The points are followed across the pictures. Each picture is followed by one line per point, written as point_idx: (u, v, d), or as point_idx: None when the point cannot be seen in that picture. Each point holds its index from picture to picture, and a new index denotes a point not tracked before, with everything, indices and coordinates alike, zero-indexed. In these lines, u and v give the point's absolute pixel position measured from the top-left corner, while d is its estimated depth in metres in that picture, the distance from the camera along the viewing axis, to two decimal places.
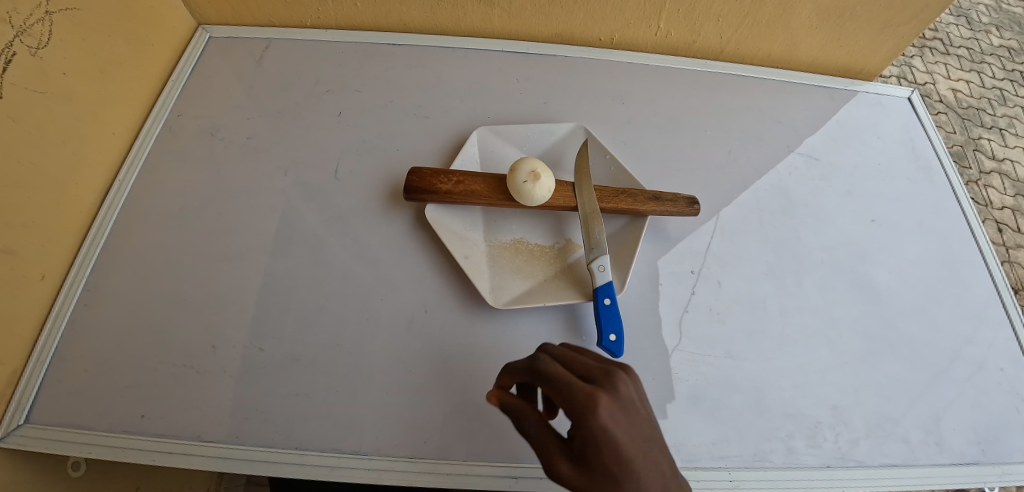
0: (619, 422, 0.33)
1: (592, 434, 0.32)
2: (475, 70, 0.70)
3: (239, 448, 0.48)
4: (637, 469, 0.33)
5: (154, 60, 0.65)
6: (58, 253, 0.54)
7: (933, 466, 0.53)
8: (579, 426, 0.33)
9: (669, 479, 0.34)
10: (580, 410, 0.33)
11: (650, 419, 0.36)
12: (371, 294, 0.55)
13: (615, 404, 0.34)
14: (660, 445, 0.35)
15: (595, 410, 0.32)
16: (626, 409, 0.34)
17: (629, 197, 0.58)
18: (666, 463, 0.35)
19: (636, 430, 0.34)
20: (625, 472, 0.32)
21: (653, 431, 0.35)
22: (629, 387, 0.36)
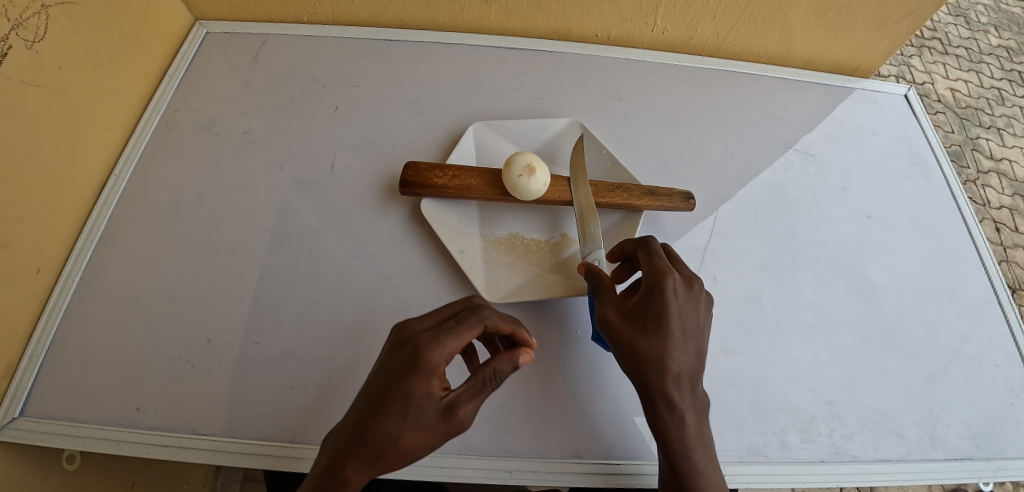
0: (680, 298, 0.47)
1: (654, 294, 0.46)
2: (472, 65, 0.70)
3: (233, 441, 0.48)
4: (668, 333, 0.46)
5: (151, 55, 0.66)
6: (53, 246, 0.54)
7: (927, 461, 0.53)
8: (649, 287, 0.47)
9: (687, 357, 0.46)
10: (652, 276, 0.47)
11: (700, 318, 0.48)
12: (366, 288, 0.55)
13: (686, 287, 0.48)
14: (696, 338, 0.47)
15: (668, 279, 0.46)
16: (690, 299, 0.48)
17: (624, 192, 0.58)
18: (690, 345, 0.47)
19: (684, 306, 0.47)
20: (659, 329, 0.46)
21: (697, 325, 0.47)
22: (700, 292, 0.49)
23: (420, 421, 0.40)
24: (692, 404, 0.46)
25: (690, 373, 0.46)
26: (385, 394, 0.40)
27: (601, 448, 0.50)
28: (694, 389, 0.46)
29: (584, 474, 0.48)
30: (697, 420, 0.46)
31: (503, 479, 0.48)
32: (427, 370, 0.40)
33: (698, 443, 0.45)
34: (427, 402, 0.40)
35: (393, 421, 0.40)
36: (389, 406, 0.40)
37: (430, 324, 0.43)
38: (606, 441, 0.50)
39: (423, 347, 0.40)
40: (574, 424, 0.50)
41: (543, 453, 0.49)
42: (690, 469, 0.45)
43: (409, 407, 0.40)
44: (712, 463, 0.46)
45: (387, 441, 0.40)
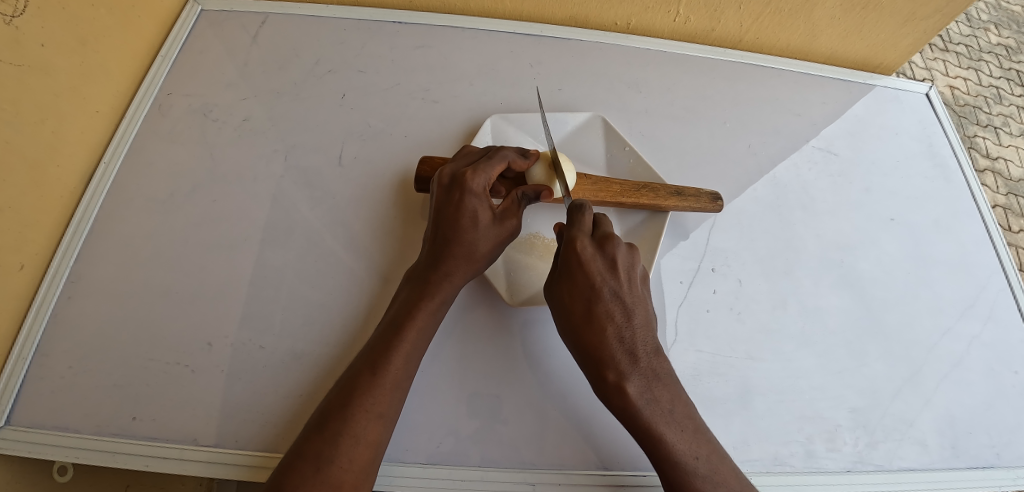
0: (591, 264, 0.46)
1: (566, 269, 0.47)
2: (487, 52, 0.67)
3: (238, 453, 0.45)
4: (587, 307, 0.46)
5: (142, 34, 0.61)
6: (38, 240, 0.50)
7: (949, 470, 0.52)
8: (561, 265, 0.47)
9: (614, 325, 0.45)
10: (564, 249, 0.47)
11: (622, 282, 0.46)
12: (376, 289, 0.52)
13: (597, 250, 0.46)
14: (620, 304, 0.46)
15: (573, 250, 0.46)
16: (604, 262, 0.46)
17: (650, 192, 0.55)
18: (615, 314, 0.46)
19: (595, 269, 0.46)
20: (578, 306, 0.46)
21: (618, 291, 0.46)
22: (617, 249, 0.47)
23: (491, 226, 0.48)
24: (637, 376, 0.44)
25: (626, 343, 0.45)
26: (453, 217, 0.48)
27: (624, 459, 0.48)
28: (636, 359, 0.45)
29: (608, 486, 0.46)
30: (650, 390, 0.44)
31: None
32: (477, 192, 0.48)
33: (657, 415, 0.44)
34: (488, 214, 0.48)
35: (468, 231, 0.47)
36: (464, 223, 0.48)
37: (462, 165, 0.51)
38: (631, 451, 0.48)
39: (469, 177, 0.49)
40: (597, 435, 0.48)
41: (566, 465, 0.47)
42: (659, 447, 0.43)
43: (474, 220, 0.48)
44: (686, 435, 0.43)
45: (468, 248, 0.47)
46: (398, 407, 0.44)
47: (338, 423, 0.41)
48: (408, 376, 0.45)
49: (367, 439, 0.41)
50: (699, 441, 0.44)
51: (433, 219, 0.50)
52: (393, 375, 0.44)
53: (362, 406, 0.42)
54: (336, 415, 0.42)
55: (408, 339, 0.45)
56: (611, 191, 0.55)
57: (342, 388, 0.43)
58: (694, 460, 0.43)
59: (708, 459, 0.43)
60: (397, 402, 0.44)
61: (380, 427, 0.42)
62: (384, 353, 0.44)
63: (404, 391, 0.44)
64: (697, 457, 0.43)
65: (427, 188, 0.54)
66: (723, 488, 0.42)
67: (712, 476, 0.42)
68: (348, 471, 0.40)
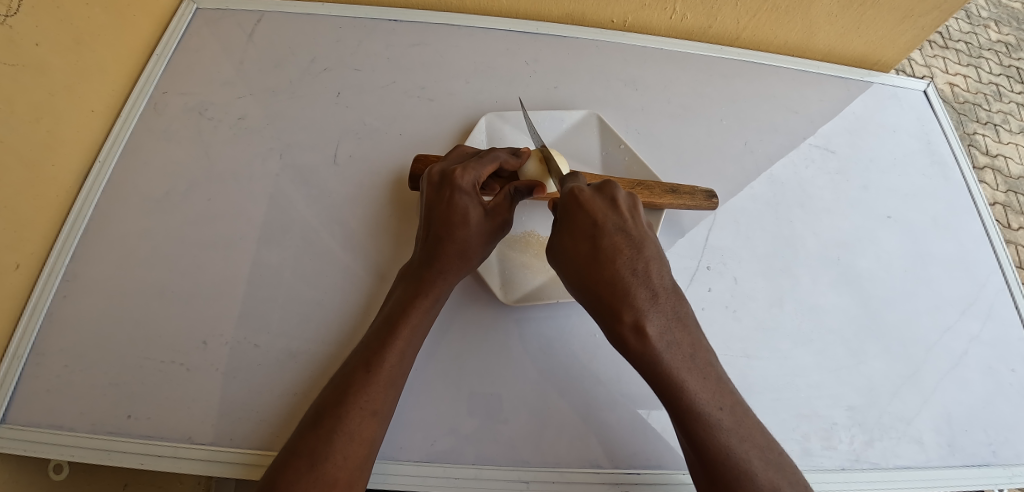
0: (592, 204, 0.46)
1: (566, 214, 0.46)
2: (482, 50, 0.66)
3: (233, 451, 0.45)
4: (596, 245, 0.45)
5: (137, 32, 0.61)
6: (33, 239, 0.50)
7: (946, 468, 0.52)
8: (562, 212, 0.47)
9: (627, 259, 0.44)
10: (568, 191, 0.47)
11: (627, 218, 0.46)
12: (371, 287, 0.52)
13: (595, 193, 0.47)
14: (628, 238, 0.46)
15: (572, 193, 0.46)
16: (606, 202, 0.47)
17: (645, 189, 0.55)
18: (625, 249, 0.45)
19: (598, 208, 0.46)
20: (588, 245, 0.45)
21: (626, 226, 0.46)
22: (616, 191, 0.48)
23: (482, 223, 0.48)
24: (655, 311, 0.43)
25: (642, 279, 0.44)
26: (444, 215, 0.48)
27: (620, 457, 0.48)
28: (654, 296, 0.44)
29: (603, 484, 0.46)
30: (668, 330, 0.43)
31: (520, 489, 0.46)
32: (467, 190, 0.48)
33: (678, 357, 0.42)
34: (479, 211, 0.48)
35: (459, 228, 0.47)
36: (455, 221, 0.47)
37: (451, 164, 0.51)
38: (626, 448, 0.48)
39: (458, 175, 0.48)
40: (592, 433, 0.48)
41: (561, 463, 0.47)
42: (682, 391, 0.42)
43: (465, 217, 0.48)
44: (705, 376, 0.43)
45: (460, 245, 0.47)
46: (392, 404, 0.44)
47: (332, 421, 0.41)
48: (402, 374, 0.45)
49: (361, 437, 0.42)
50: (721, 391, 0.43)
51: (425, 218, 0.50)
52: (387, 373, 0.44)
53: (356, 403, 0.42)
54: (331, 413, 0.42)
55: (402, 336, 0.45)
56: None
57: (336, 386, 0.43)
58: (718, 409, 0.42)
59: (732, 411, 0.42)
60: (392, 400, 0.44)
61: (374, 425, 0.42)
62: (378, 351, 0.44)
63: (398, 388, 0.44)
64: (721, 407, 0.42)
65: (419, 188, 0.54)
66: (748, 439, 0.41)
67: (736, 431, 0.41)
68: (343, 469, 0.40)
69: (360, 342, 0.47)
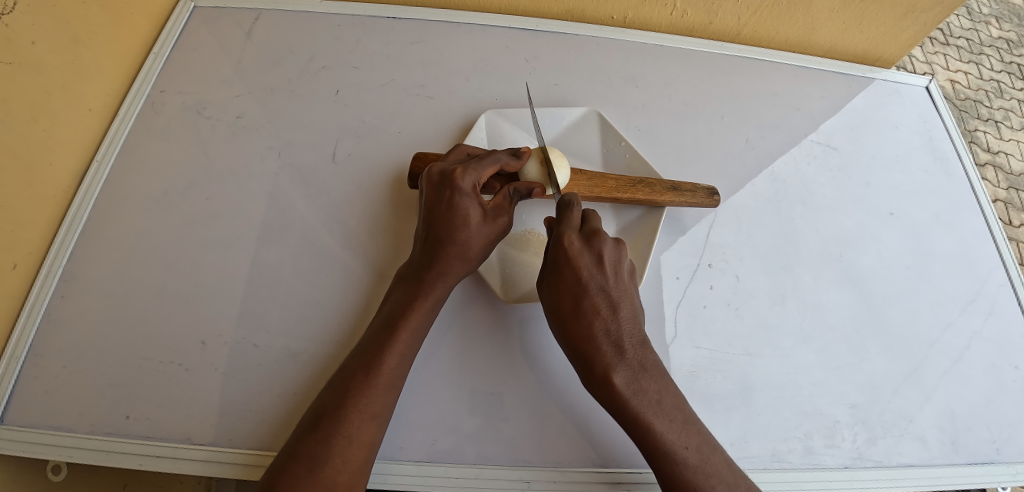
0: (578, 260, 0.47)
1: (553, 265, 0.48)
2: (482, 47, 0.66)
3: (232, 452, 0.45)
4: (576, 301, 0.46)
5: (134, 31, 0.60)
6: (31, 240, 0.50)
7: (949, 466, 0.52)
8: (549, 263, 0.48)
9: (601, 319, 0.46)
10: (552, 245, 0.48)
11: (608, 276, 0.47)
12: (371, 287, 0.52)
13: (584, 246, 0.47)
14: (607, 296, 0.47)
15: (561, 245, 0.47)
16: (591, 258, 0.47)
17: (645, 187, 0.55)
18: (601, 308, 0.46)
19: (581, 264, 0.47)
20: (565, 302, 0.47)
21: (604, 285, 0.47)
22: (604, 244, 0.48)
23: (482, 225, 0.48)
24: (624, 366, 0.45)
25: (612, 336, 0.46)
26: (445, 217, 0.47)
27: (620, 456, 0.47)
28: (622, 350, 0.45)
29: (604, 484, 0.46)
30: (637, 381, 0.45)
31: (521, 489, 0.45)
32: (467, 191, 0.48)
33: (645, 405, 0.44)
34: (479, 213, 0.48)
35: (459, 232, 0.47)
36: (456, 223, 0.47)
37: (451, 164, 0.50)
38: (627, 447, 0.48)
39: (459, 175, 0.48)
40: (594, 432, 0.48)
41: (562, 462, 0.46)
42: (649, 437, 0.44)
43: (465, 220, 0.47)
44: (674, 421, 0.44)
45: (460, 249, 0.47)
46: (392, 406, 0.44)
47: (331, 423, 0.41)
48: (402, 376, 0.44)
49: (361, 439, 0.41)
50: (688, 432, 0.44)
51: (425, 218, 0.49)
52: (386, 376, 0.43)
53: (355, 406, 0.42)
54: (330, 416, 0.42)
55: (401, 339, 0.45)
56: (606, 187, 0.55)
57: (335, 388, 0.43)
58: (683, 449, 0.43)
59: (698, 449, 0.43)
60: (391, 402, 0.44)
61: (374, 427, 0.42)
62: (377, 353, 0.44)
63: (398, 390, 0.44)
64: (686, 447, 0.43)
65: (417, 188, 0.53)
66: (714, 478, 0.43)
67: (702, 469, 0.43)
68: (342, 471, 0.40)
69: (360, 342, 0.47)
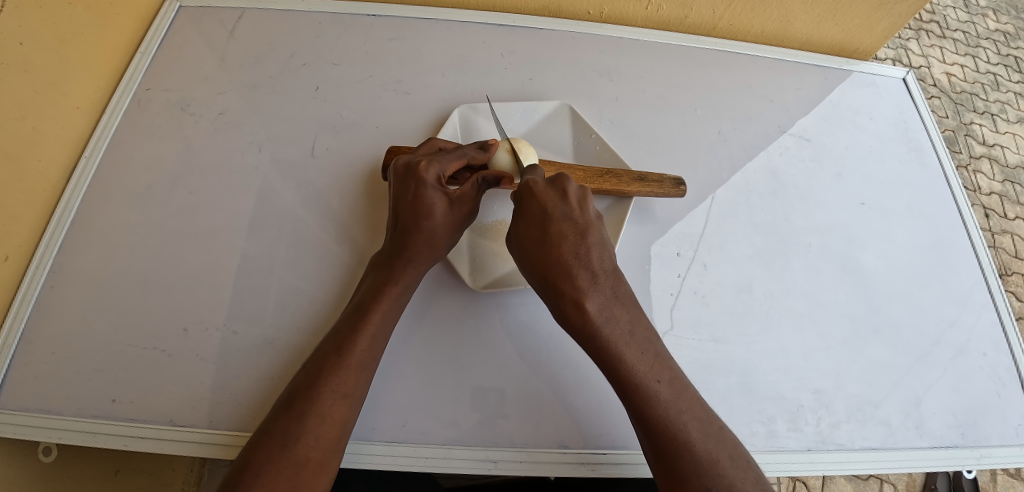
0: (545, 196, 0.48)
1: (519, 203, 0.49)
2: (459, 43, 0.67)
3: (213, 433, 0.47)
4: (545, 229, 0.47)
5: (121, 30, 0.62)
6: (21, 232, 0.52)
7: (913, 449, 0.53)
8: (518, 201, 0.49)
9: (570, 244, 0.47)
10: (519, 187, 0.50)
11: (576, 208, 0.49)
12: (347, 276, 0.54)
13: (548, 186, 0.49)
14: (575, 226, 0.48)
15: (528, 185, 0.48)
16: (556, 194, 0.49)
17: (613, 177, 0.56)
18: (570, 234, 0.47)
19: (547, 198, 0.48)
20: (536, 231, 0.48)
21: (572, 215, 0.48)
22: (568, 183, 0.50)
23: (447, 214, 0.49)
24: (595, 291, 0.46)
25: (582, 260, 0.47)
26: (410, 208, 0.49)
27: (587, 437, 0.49)
28: (593, 277, 0.47)
29: (569, 464, 0.48)
30: (608, 308, 0.46)
31: (488, 469, 0.47)
32: (432, 183, 0.49)
33: (617, 333, 0.46)
34: (444, 203, 0.49)
35: (423, 222, 0.48)
36: (422, 212, 0.48)
37: (419, 156, 0.52)
38: (592, 429, 0.49)
39: (423, 167, 0.50)
40: (560, 415, 0.49)
41: (528, 444, 0.48)
42: (621, 367, 0.45)
43: (429, 210, 0.49)
44: (644, 350, 0.46)
45: (425, 237, 0.49)
46: (365, 388, 0.45)
47: (304, 403, 0.43)
48: (374, 358, 0.46)
49: (333, 418, 0.43)
50: (660, 365, 0.46)
51: (393, 210, 0.51)
52: (358, 357, 0.45)
53: (328, 386, 0.44)
54: (303, 395, 0.43)
55: (372, 321, 0.46)
56: (575, 178, 0.56)
57: (309, 369, 0.45)
58: (655, 382, 0.45)
59: (670, 383, 0.45)
60: (364, 383, 0.45)
61: (346, 407, 0.44)
62: (349, 336, 0.46)
63: (370, 372, 0.46)
64: (659, 380, 0.45)
65: (389, 180, 0.55)
66: (688, 413, 0.45)
67: (674, 404, 0.45)
68: (314, 450, 0.42)
69: (333, 327, 0.49)
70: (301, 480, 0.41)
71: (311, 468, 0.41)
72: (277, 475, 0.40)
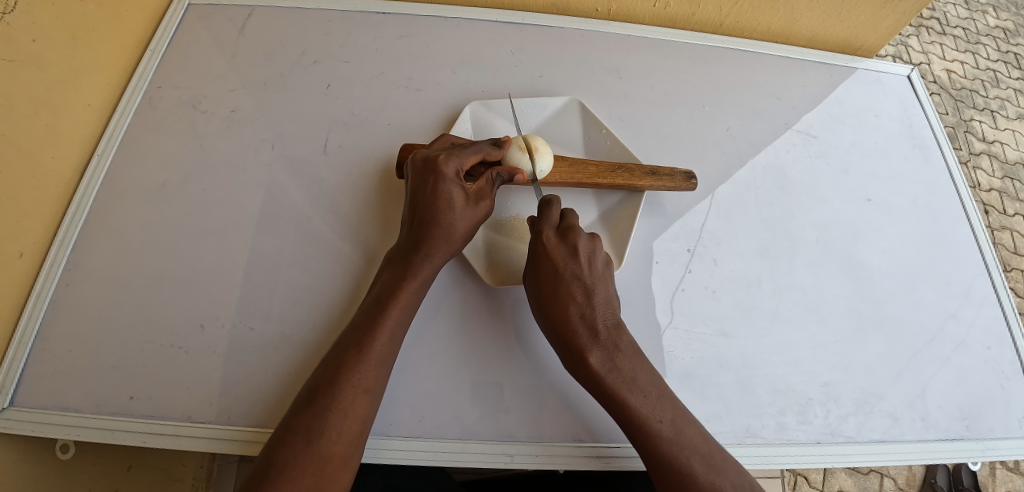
0: (555, 253, 0.50)
1: (532, 258, 0.51)
2: (469, 40, 0.68)
3: (231, 428, 0.47)
4: (553, 288, 0.50)
5: (130, 28, 0.62)
6: (34, 230, 0.52)
7: (920, 442, 0.54)
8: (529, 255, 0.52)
9: (575, 304, 0.50)
10: (532, 242, 0.52)
11: (584, 267, 0.51)
12: (361, 272, 0.54)
13: (559, 240, 0.51)
14: (581, 284, 0.50)
15: (539, 240, 0.51)
16: (566, 250, 0.50)
17: (625, 171, 0.57)
18: (576, 295, 0.50)
19: (557, 255, 0.50)
20: (545, 287, 0.50)
21: (580, 274, 0.50)
22: (579, 238, 0.51)
23: (466, 209, 0.50)
24: (598, 347, 0.48)
25: (586, 319, 0.49)
26: (430, 201, 0.49)
27: (600, 431, 0.50)
28: (596, 333, 0.49)
29: (582, 457, 0.49)
30: (611, 360, 0.48)
31: (504, 462, 0.48)
32: (451, 177, 0.50)
33: (620, 382, 0.47)
34: (462, 198, 0.50)
35: (444, 216, 0.49)
36: (441, 205, 0.49)
37: (435, 151, 0.52)
38: (606, 422, 0.50)
39: (443, 161, 0.50)
40: (573, 409, 0.50)
41: (543, 437, 0.49)
42: (623, 410, 0.47)
43: (450, 205, 0.49)
44: (646, 395, 0.47)
45: (446, 230, 0.49)
46: (383, 382, 0.46)
47: (325, 398, 0.43)
48: (392, 353, 0.47)
49: (355, 414, 0.44)
50: (662, 406, 0.47)
51: (411, 202, 0.51)
52: (377, 352, 0.46)
53: (349, 381, 0.44)
54: (325, 391, 0.44)
55: (391, 316, 0.47)
56: (587, 172, 0.57)
57: (329, 364, 0.45)
58: (657, 422, 0.46)
59: (672, 423, 0.46)
60: (384, 378, 0.46)
61: (367, 402, 0.44)
62: (368, 331, 0.46)
63: (389, 367, 0.46)
64: (661, 420, 0.46)
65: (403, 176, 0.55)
66: (690, 448, 0.46)
67: (677, 439, 0.46)
68: (336, 444, 0.42)
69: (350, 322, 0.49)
70: (324, 475, 0.41)
71: (334, 464, 0.42)
72: (301, 471, 0.41)
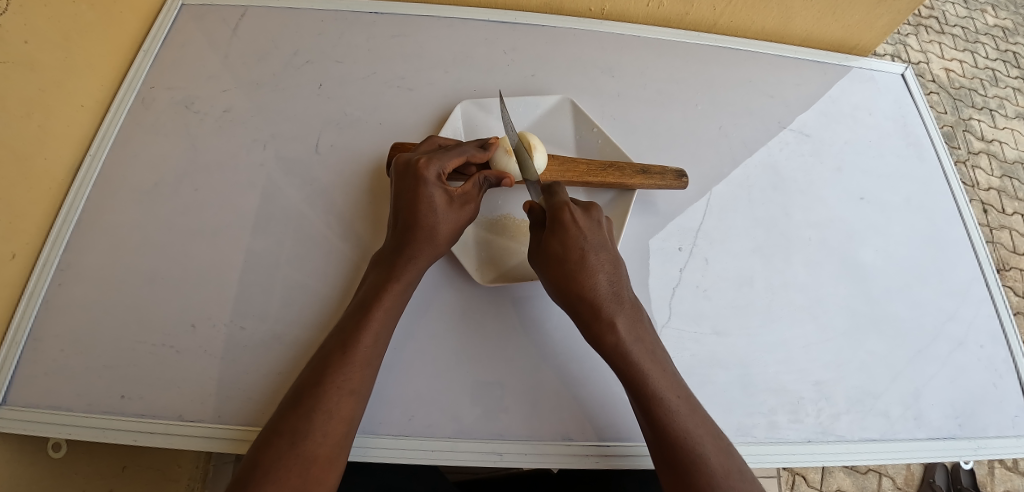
0: (582, 222, 0.50)
1: (556, 224, 0.49)
2: (462, 40, 0.68)
3: (222, 427, 0.48)
4: (580, 255, 0.49)
5: (123, 29, 0.63)
6: (27, 230, 0.52)
7: (913, 441, 0.54)
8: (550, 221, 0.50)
9: (602, 272, 0.49)
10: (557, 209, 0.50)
11: (608, 239, 0.51)
12: (352, 271, 0.54)
13: (584, 212, 0.51)
14: (607, 255, 0.51)
15: (567, 207, 0.49)
16: (592, 222, 0.51)
17: (616, 170, 0.57)
18: (603, 263, 0.50)
19: (586, 224, 0.50)
20: (570, 252, 0.49)
21: (605, 245, 0.51)
22: (599, 214, 0.52)
23: (449, 212, 0.50)
24: (624, 314, 0.49)
25: (612, 287, 0.49)
26: (412, 204, 0.49)
27: (592, 429, 0.50)
28: (622, 301, 0.49)
29: (573, 456, 0.49)
30: (635, 329, 0.48)
31: (494, 461, 0.48)
32: (432, 180, 0.50)
33: (643, 351, 0.48)
34: (445, 200, 0.50)
35: (426, 219, 0.49)
36: (422, 209, 0.49)
37: (419, 154, 0.52)
38: (597, 422, 0.50)
39: (424, 165, 0.50)
40: (564, 408, 0.50)
41: (534, 436, 0.49)
42: (645, 382, 0.47)
43: (431, 208, 0.49)
44: (665, 369, 0.48)
45: (428, 233, 0.49)
46: (369, 383, 0.46)
47: (311, 399, 0.43)
48: (377, 355, 0.47)
49: (340, 415, 0.44)
50: (677, 383, 0.48)
51: (395, 207, 0.51)
52: (362, 354, 0.46)
53: (333, 383, 0.44)
54: (310, 392, 0.44)
55: (375, 318, 0.47)
56: (578, 171, 0.57)
57: (315, 366, 0.45)
58: (674, 398, 0.46)
59: (687, 400, 0.47)
60: (369, 379, 0.46)
61: (352, 403, 0.44)
62: (352, 333, 0.46)
63: (375, 368, 0.46)
64: (678, 396, 0.47)
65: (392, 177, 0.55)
66: (702, 428, 0.46)
67: (691, 418, 0.46)
68: (321, 445, 0.42)
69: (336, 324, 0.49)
70: (310, 476, 0.41)
71: (320, 465, 0.42)
72: (286, 471, 0.41)
